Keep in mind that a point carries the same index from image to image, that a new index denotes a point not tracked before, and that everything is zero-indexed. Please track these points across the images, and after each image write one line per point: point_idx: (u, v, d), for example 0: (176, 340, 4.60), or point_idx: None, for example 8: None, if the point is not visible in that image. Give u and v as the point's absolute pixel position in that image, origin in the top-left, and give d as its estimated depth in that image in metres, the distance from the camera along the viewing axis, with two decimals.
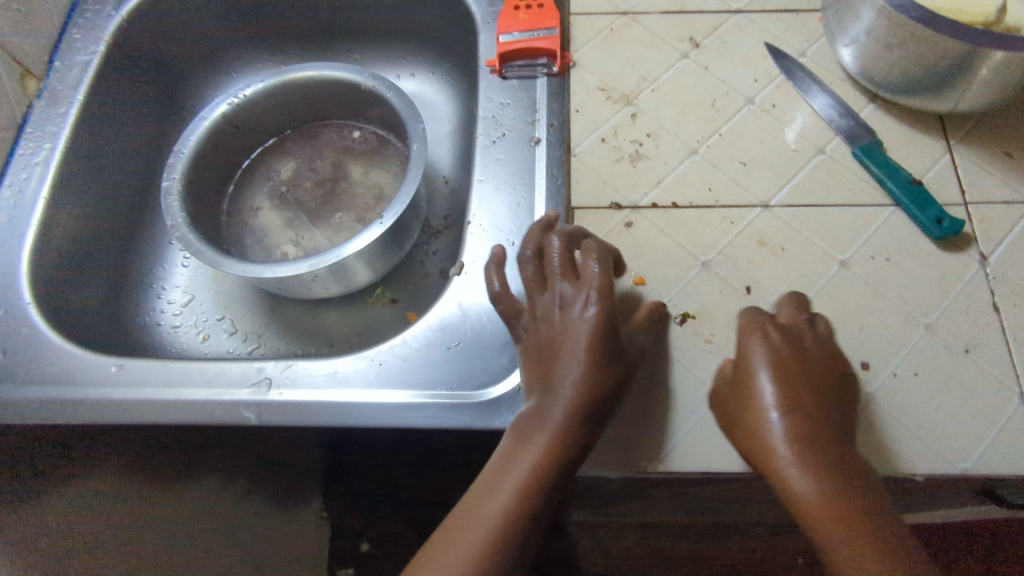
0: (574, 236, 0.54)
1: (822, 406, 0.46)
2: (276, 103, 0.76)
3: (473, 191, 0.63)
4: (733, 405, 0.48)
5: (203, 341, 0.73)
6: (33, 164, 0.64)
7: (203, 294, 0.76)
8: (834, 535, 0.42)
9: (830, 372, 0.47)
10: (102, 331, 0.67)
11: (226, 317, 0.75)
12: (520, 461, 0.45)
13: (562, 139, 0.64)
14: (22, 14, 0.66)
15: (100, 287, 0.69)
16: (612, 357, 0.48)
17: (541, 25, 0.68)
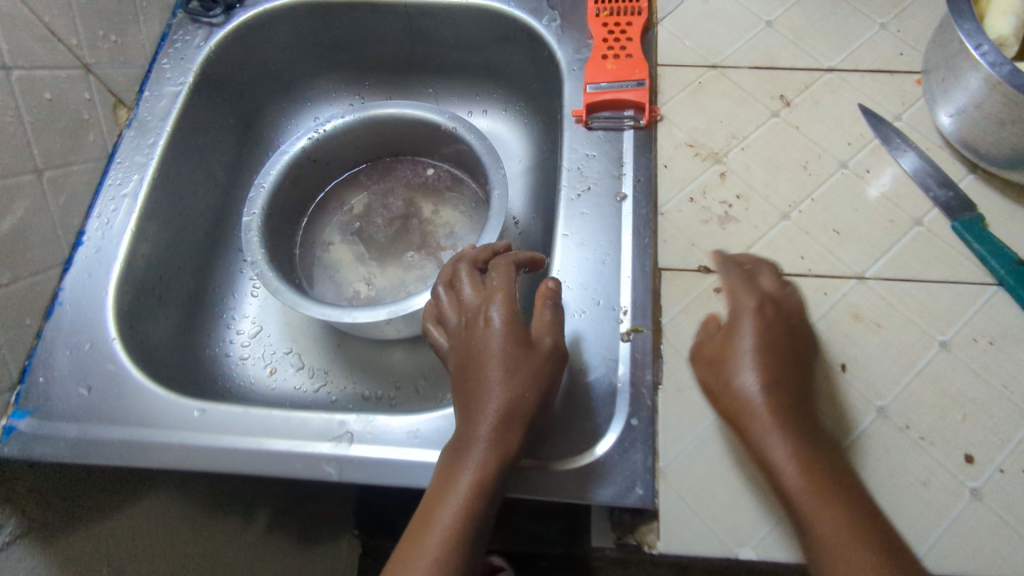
0: (479, 262, 0.58)
1: (774, 358, 0.49)
2: (355, 139, 0.77)
3: (557, 246, 0.62)
4: (717, 369, 0.51)
5: (270, 375, 0.73)
6: (121, 196, 0.65)
7: (271, 325, 0.76)
8: (812, 500, 0.44)
9: (780, 328, 0.51)
10: (177, 364, 0.67)
11: (294, 351, 0.75)
12: (457, 482, 0.46)
13: (649, 196, 0.63)
14: (118, 45, 0.67)
15: (176, 317, 0.69)
16: (522, 360, 0.50)
17: (630, 76, 0.67)
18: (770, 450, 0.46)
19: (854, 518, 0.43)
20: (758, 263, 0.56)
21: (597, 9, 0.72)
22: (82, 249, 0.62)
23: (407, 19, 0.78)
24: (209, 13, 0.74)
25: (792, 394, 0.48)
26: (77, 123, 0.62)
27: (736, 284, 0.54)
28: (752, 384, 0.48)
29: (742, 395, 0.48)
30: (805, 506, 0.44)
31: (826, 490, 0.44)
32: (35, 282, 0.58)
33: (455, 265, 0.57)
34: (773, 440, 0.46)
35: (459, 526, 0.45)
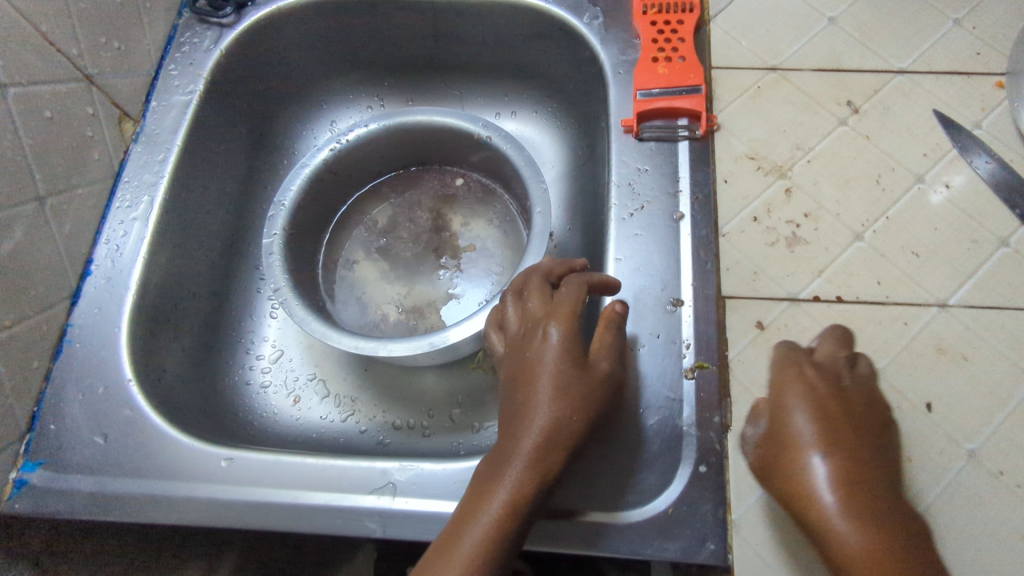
0: (553, 273, 0.54)
1: (866, 441, 0.45)
2: (379, 149, 0.71)
3: (609, 272, 0.57)
4: (773, 444, 0.47)
5: (294, 405, 0.68)
6: (131, 218, 0.60)
7: (292, 349, 0.71)
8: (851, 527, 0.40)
9: (876, 411, 0.47)
10: (195, 396, 0.62)
11: (318, 377, 0.70)
12: (493, 497, 0.41)
13: (709, 214, 0.57)
14: (121, 51, 0.61)
15: (193, 347, 0.64)
16: (576, 387, 0.45)
17: (683, 82, 0.61)
18: (802, 484, 0.43)
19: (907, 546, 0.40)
20: (724, 324, 0.53)
21: (643, 7, 0.66)
22: (90, 279, 0.57)
23: (433, 16, 0.72)
24: (219, 13, 0.68)
25: (868, 458, 0.44)
26: (80, 140, 0.56)
27: (791, 365, 0.49)
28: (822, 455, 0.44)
29: (812, 489, 0.43)
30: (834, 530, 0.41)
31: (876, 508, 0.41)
32: (41, 319, 0.53)
33: (525, 275, 0.54)
34: (825, 483, 0.43)
35: (490, 541, 0.40)
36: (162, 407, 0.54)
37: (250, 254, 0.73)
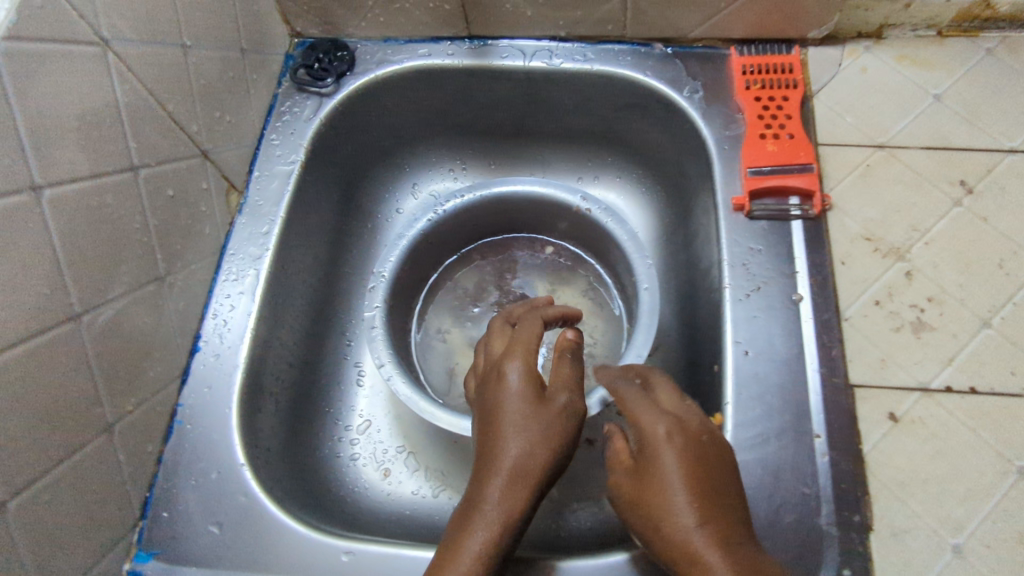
0: (514, 314, 0.56)
1: (653, 413, 0.45)
2: (473, 218, 0.71)
3: (730, 355, 0.56)
4: (641, 482, 0.42)
5: (384, 479, 0.66)
6: (237, 293, 0.59)
7: (380, 419, 0.69)
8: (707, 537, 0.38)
9: (716, 465, 0.42)
10: (291, 475, 0.59)
11: (407, 450, 0.67)
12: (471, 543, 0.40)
13: (828, 297, 0.56)
14: (231, 124, 0.62)
15: (287, 421, 0.62)
16: (542, 417, 0.44)
17: (794, 160, 0.61)
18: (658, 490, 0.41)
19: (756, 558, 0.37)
20: (651, 375, 0.50)
21: (746, 82, 0.66)
22: (199, 356, 0.56)
23: (526, 85, 0.72)
24: (320, 82, 0.68)
25: (705, 451, 0.42)
26: (195, 216, 0.56)
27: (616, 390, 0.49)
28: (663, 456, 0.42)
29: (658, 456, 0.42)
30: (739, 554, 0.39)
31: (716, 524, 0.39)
32: (157, 401, 0.52)
33: (502, 320, 0.54)
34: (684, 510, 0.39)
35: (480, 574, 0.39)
36: (274, 492, 0.53)
37: (337, 321, 0.72)
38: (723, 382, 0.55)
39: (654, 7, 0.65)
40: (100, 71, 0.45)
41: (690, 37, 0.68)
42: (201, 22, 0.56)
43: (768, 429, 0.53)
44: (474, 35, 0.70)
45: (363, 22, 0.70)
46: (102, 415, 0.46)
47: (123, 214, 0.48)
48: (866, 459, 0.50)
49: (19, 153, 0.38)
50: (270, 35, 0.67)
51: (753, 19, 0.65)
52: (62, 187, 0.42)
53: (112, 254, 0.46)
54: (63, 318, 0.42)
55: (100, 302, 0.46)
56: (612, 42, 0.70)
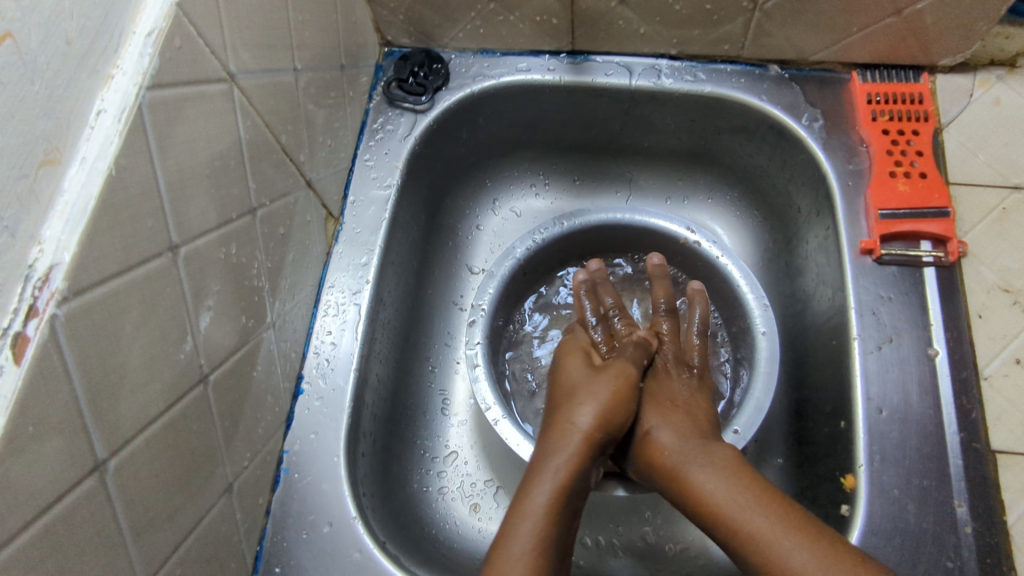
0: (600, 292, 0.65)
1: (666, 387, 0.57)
2: (567, 245, 0.69)
3: (862, 414, 0.53)
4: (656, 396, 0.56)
5: (474, 513, 0.61)
6: (339, 328, 0.57)
7: (467, 448, 0.64)
8: (756, 513, 0.45)
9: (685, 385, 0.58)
10: (391, 518, 0.55)
11: (497, 481, 0.63)
12: (522, 523, 0.46)
13: (965, 354, 0.53)
14: (329, 148, 0.59)
15: (379, 457, 0.58)
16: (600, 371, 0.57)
17: (928, 202, 0.58)
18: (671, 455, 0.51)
19: (797, 515, 0.44)
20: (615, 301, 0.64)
21: (872, 113, 0.62)
22: (303, 398, 0.54)
23: (628, 103, 0.67)
24: (414, 98, 0.65)
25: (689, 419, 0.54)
26: (297, 250, 0.54)
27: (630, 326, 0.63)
28: (694, 456, 0.50)
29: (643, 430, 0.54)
30: (775, 541, 0.43)
31: (757, 492, 0.46)
32: (266, 452, 0.50)
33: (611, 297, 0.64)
34: (721, 487, 0.47)
35: (537, 547, 0.44)
36: (390, 547, 0.51)
37: (420, 346, 0.67)
38: (854, 441, 0.52)
39: (778, 29, 0.61)
40: (225, 110, 0.41)
41: (811, 60, 0.64)
42: (308, 43, 0.53)
43: (905, 494, 0.50)
44: (577, 49, 0.66)
45: (461, 34, 0.66)
46: (224, 474, 0.44)
47: (241, 260, 0.45)
48: (1012, 534, 0.48)
49: (159, 212, 0.36)
50: (363, 46, 0.64)
51: (883, 45, 0.61)
52: (194, 243, 0.39)
53: (232, 304, 0.44)
54: (194, 382, 0.40)
55: (224, 357, 0.44)
56: (724, 62, 0.65)
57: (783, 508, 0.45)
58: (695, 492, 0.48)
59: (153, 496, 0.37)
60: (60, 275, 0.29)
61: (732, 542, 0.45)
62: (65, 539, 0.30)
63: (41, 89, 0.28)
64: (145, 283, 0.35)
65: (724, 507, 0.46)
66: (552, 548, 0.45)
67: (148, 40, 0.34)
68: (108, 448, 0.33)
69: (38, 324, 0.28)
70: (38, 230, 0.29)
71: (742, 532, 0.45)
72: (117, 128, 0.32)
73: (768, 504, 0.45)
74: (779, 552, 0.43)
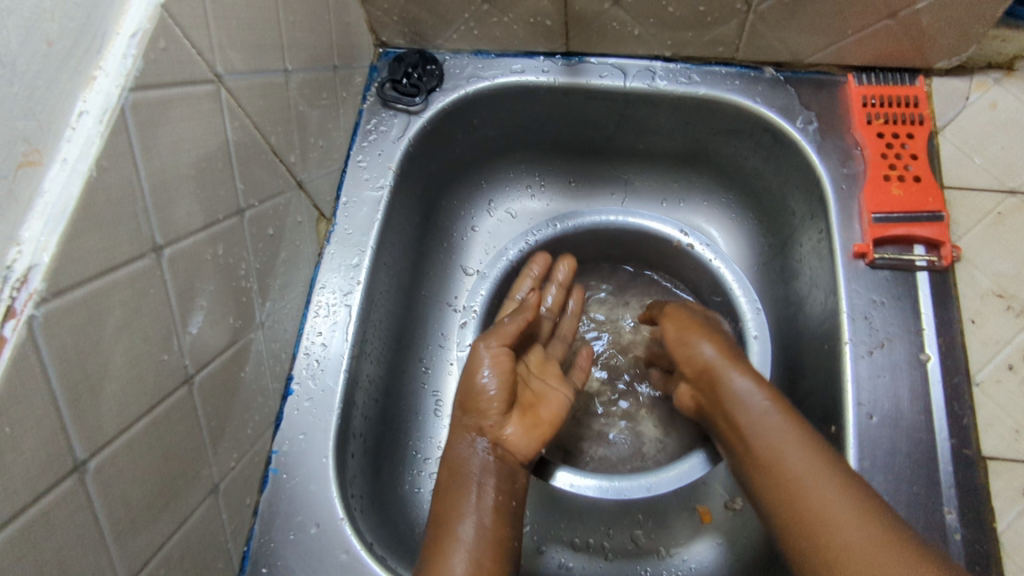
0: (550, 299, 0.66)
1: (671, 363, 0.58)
2: (561, 247, 0.69)
3: (852, 419, 0.52)
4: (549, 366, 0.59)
5: None
6: (329, 329, 0.57)
7: None
8: (827, 482, 0.44)
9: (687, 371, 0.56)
10: (380, 519, 0.55)
11: None
12: (460, 524, 0.48)
13: (957, 359, 0.53)
14: (321, 149, 0.59)
15: (369, 458, 0.58)
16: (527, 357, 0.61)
17: (922, 206, 0.57)
18: (769, 422, 0.49)
19: (868, 499, 0.43)
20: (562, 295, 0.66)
21: (867, 115, 0.62)
22: (292, 399, 0.54)
23: (623, 105, 0.67)
24: (408, 99, 0.65)
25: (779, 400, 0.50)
26: (288, 251, 0.54)
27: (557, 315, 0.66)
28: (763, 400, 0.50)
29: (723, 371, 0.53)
30: (840, 522, 0.42)
31: (836, 474, 0.45)
32: (254, 453, 0.50)
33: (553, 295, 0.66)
34: (798, 450, 0.46)
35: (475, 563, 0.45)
36: (377, 548, 0.51)
37: (413, 347, 0.67)
38: (844, 446, 0.52)
39: (773, 32, 0.61)
40: (213, 111, 0.42)
41: (806, 62, 0.64)
42: (300, 45, 0.53)
43: (894, 500, 0.49)
44: (571, 51, 0.66)
45: (455, 35, 0.66)
46: (209, 474, 0.44)
47: (229, 261, 0.45)
48: (1002, 541, 0.48)
49: (143, 214, 0.36)
50: (357, 47, 0.64)
51: (879, 47, 0.61)
52: (179, 243, 0.39)
53: (219, 305, 0.44)
54: (178, 383, 0.40)
55: (211, 358, 0.44)
56: (718, 64, 0.65)
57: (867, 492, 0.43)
58: (786, 466, 0.46)
59: (135, 497, 0.37)
60: (39, 276, 0.29)
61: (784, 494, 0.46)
62: (44, 538, 0.30)
63: (20, 91, 0.28)
64: (127, 284, 0.35)
65: (794, 462, 0.46)
66: (500, 539, 0.48)
67: (131, 41, 0.34)
68: (89, 449, 0.33)
69: (16, 325, 0.28)
70: (17, 232, 0.29)
71: (831, 545, 0.42)
72: (99, 129, 0.32)
73: (846, 488, 0.44)
74: (828, 538, 0.42)
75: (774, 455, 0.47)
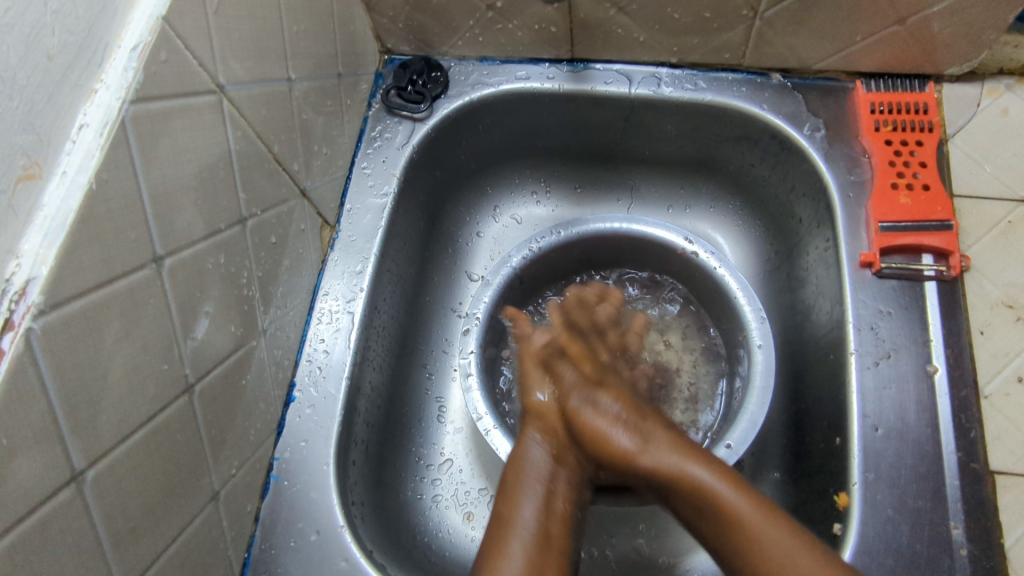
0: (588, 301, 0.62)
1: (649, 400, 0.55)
2: (565, 254, 0.69)
3: (857, 431, 0.52)
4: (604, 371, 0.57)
5: (467, 522, 0.61)
6: (332, 336, 0.57)
7: (461, 457, 0.64)
8: (734, 503, 0.45)
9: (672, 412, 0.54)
10: (380, 526, 0.55)
11: (490, 490, 0.63)
12: (522, 511, 0.49)
13: (965, 371, 0.52)
14: (325, 156, 0.59)
15: (371, 465, 0.58)
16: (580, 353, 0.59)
17: (930, 215, 0.56)
18: (714, 492, 0.46)
19: (807, 537, 0.44)
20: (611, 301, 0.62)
21: (875, 123, 0.61)
22: (294, 405, 0.55)
23: (628, 112, 0.67)
24: (413, 106, 0.65)
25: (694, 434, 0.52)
26: (291, 258, 0.54)
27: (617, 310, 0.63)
28: (709, 474, 0.47)
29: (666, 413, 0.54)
30: (777, 550, 0.43)
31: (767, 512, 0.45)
32: (256, 460, 0.51)
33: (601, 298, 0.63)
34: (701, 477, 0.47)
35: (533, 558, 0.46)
36: (377, 556, 0.51)
37: (417, 353, 0.67)
38: (849, 459, 0.51)
39: (779, 38, 0.60)
40: (215, 121, 0.42)
41: (813, 69, 0.63)
42: (304, 53, 0.53)
43: (899, 514, 0.49)
44: (576, 57, 0.66)
45: (460, 41, 0.66)
46: (210, 481, 0.44)
47: (231, 269, 0.46)
48: (1009, 557, 0.47)
49: (143, 224, 0.36)
50: (362, 54, 0.64)
51: (888, 53, 0.60)
52: (180, 253, 0.40)
53: (221, 313, 0.45)
54: (179, 392, 0.40)
55: (212, 366, 0.44)
56: (724, 70, 0.65)
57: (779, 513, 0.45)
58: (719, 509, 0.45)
59: (134, 506, 0.37)
60: (37, 288, 0.29)
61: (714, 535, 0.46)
62: (40, 548, 0.31)
63: (20, 106, 0.29)
64: (127, 295, 0.35)
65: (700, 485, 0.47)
66: (553, 535, 0.48)
67: (132, 54, 0.34)
68: (88, 459, 0.33)
69: (14, 338, 0.28)
70: (16, 245, 0.29)
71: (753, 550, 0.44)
72: (99, 142, 0.33)
73: (784, 529, 0.44)
74: (765, 555, 0.43)
75: (710, 507, 0.46)
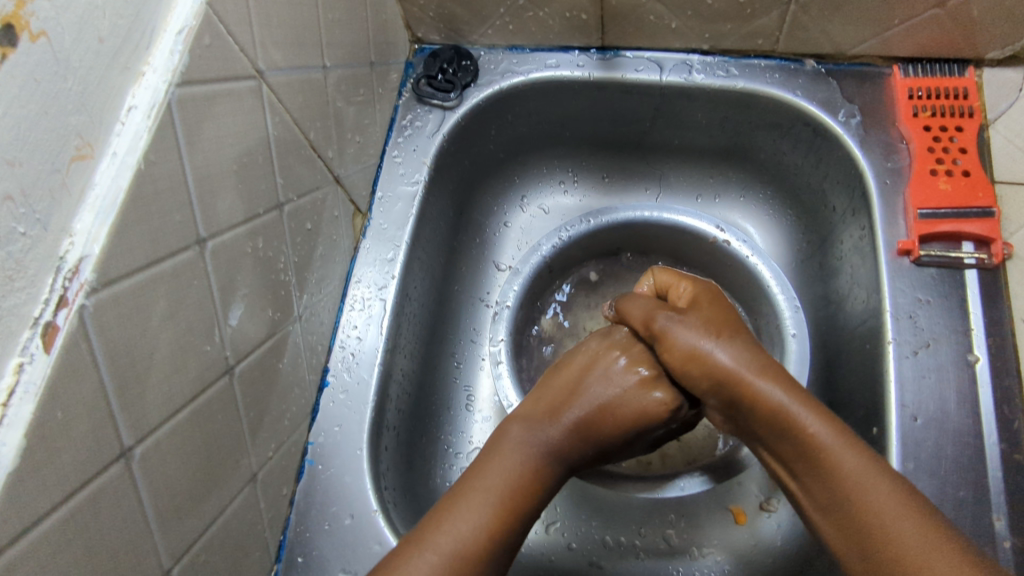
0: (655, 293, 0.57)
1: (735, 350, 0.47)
2: (593, 243, 0.69)
3: (895, 421, 0.51)
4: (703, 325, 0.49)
5: None
6: (365, 323, 0.58)
7: None
8: (857, 473, 0.39)
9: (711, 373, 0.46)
10: (411, 512, 0.55)
11: None
12: (488, 470, 0.44)
13: (1007, 360, 0.51)
14: (358, 144, 0.60)
15: (401, 452, 0.58)
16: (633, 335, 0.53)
17: (971, 202, 0.56)
18: (800, 415, 0.42)
19: (920, 507, 0.38)
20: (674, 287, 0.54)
21: (913, 109, 0.60)
22: (327, 391, 0.55)
23: (658, 100, 0.66)
24: (444, 94, 0.65)
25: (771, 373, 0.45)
26: (325, 245, 0.55)
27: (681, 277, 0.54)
28: (827, 428, 0.41)
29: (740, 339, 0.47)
30: (869, 498, 0.38)
31: (874, 465, 0.40)
32: (291, 444, 0.51)
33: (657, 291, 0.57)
34: (836, 442, 0.41)
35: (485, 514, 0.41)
36: None
37: (446, 341, 0.68)
38: (887, 448, 0.50)
39: (815, 23, 0.59)
40: (254, 106, 0.42)
41: (849, 54, 0.62)
42: (338, 41, 0.53)
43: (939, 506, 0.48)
44: (606, 44, 0.65)
45: (490, 30, 0.66)
46: (248, 463, 0.45)
47: (269, 254, 0.46)
48: None
49: (188, 207, 0.37)
50: (393, 44, 0.65)
51: (927, 37, 0.59)
52: (221, 236, 0.40)
53: (259, 297, 0.45)
54: (220, 373, 0.41)
55: (252, 349, 0.45)
56: (758, 56, 0.64)
57: (884, 464, 0.40)
58: (829, 470, 0.40)
59: (177, 484, 0.37)
60: (89, 267, 0.30)
61: (826, 501, 0.40)
62: (92, 522, 0.31)
63: (74, 86, 0.29)
64: (173, 276, 0.36)
65: (831, 449, 0.40)
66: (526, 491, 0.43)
67: (178, 37, 0.35)
68: (135, 436, 0.34)
69: (68, 314, 0.29)
70: (70, 224, 0.29)
71: (873, 521, 0.38)
72: (147, 124, 0.33)
73: (889, 482, 0.39)
74: (884, 530, 0.37)
75: (798, 429, 0.42)
